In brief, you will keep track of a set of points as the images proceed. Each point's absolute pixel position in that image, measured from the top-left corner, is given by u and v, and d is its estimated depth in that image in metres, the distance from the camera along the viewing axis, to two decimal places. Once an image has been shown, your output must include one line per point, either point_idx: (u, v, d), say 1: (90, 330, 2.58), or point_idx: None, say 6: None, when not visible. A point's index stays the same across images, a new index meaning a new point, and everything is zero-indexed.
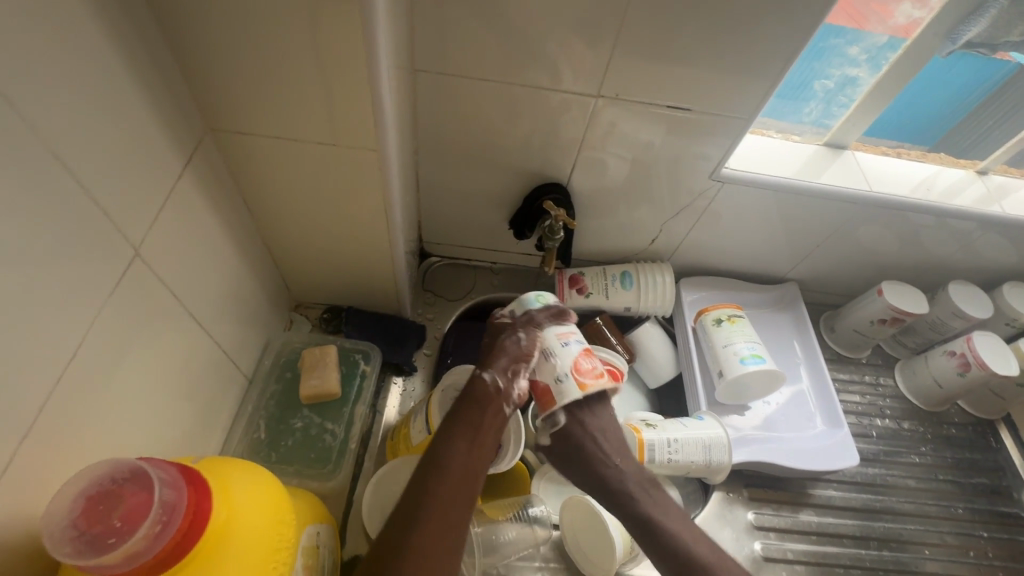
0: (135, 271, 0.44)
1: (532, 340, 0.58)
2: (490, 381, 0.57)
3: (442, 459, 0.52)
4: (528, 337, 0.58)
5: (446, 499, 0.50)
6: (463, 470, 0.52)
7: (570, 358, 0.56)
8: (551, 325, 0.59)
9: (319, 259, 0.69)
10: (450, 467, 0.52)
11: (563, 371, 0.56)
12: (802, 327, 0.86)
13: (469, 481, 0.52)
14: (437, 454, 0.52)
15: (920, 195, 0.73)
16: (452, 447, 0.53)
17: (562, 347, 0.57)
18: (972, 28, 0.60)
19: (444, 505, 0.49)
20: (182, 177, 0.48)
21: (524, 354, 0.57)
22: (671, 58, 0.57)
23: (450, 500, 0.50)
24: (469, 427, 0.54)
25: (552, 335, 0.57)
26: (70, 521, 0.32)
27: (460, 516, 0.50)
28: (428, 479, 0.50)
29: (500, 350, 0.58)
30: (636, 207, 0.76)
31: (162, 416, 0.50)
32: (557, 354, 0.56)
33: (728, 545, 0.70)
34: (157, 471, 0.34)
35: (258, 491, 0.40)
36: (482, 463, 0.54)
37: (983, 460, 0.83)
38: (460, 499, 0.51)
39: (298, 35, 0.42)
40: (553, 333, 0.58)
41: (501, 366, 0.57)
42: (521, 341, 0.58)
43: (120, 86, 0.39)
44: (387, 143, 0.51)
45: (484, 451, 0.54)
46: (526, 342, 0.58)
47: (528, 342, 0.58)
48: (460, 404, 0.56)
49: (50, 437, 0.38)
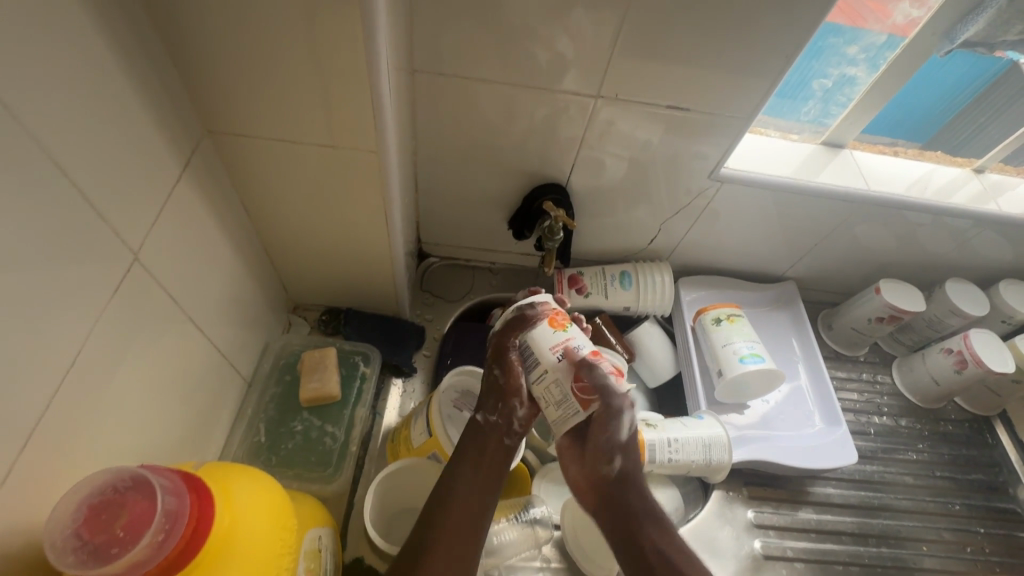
0: (133, 277, 0.43)
1: (510, 367, 0.57)
2: (484, 420, 0.58)
3: (447, 494, 0.54)
4: (503, 368, 0.57)
5: (453, 529, 0.52)
6: (468, 499, 0.54)
7: (569, 370, 0.53)
8: (531, 343, 0.55)
9: (318, 260, 0.68)
10: (455, 500, 0.53)
11: (562, 389, 0.53)
12: (800, 326, 0.86)
13: (477, 511, 0.54)
14: (444, 485, 0.54)
15: (918, 194, 0.73)
16: (455, 479, 0.54)
17: (555, 361, 0.53)
18: (969, 28, 0.61)
19: (450, 536, 0.51)
20: (181, 181, 0.47)
21: (508, 387, 0.57)
22: (670, 58, 0.56)
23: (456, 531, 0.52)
24: (472, 461, 0.56)
25: (544, 349, 0.54)
26: (73, 531, 0.31)
27: (468, 547, 0.52)
28: (433, 515, 0.52)
29: (489, 385, 0.59)
30: (635, 207, 0.76)
31: (162, 422, 0.50)
32: (552, 369, 0.53)
33: (728, 544, 0.71)
34: (159, 479, 0.34)
35: (261, 497, 0.39)
36: (487, 489, 0.55)
37: (979, 455, 0.84)
38: (469, 530, 0.52)
39: (298, 37, 0.42)
40: (534, 342, 0.55)
41: (491, 404, 0.58)
42: (500, 376, 0.57)
43: (117, 89, 0.39)
44: (387, 145, 0.51)
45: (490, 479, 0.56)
46: (506, 375, 0.57)
47: (506, 374, 0.57)
48: (463, 442, 0.57)
49: (51, 444, 0.37)
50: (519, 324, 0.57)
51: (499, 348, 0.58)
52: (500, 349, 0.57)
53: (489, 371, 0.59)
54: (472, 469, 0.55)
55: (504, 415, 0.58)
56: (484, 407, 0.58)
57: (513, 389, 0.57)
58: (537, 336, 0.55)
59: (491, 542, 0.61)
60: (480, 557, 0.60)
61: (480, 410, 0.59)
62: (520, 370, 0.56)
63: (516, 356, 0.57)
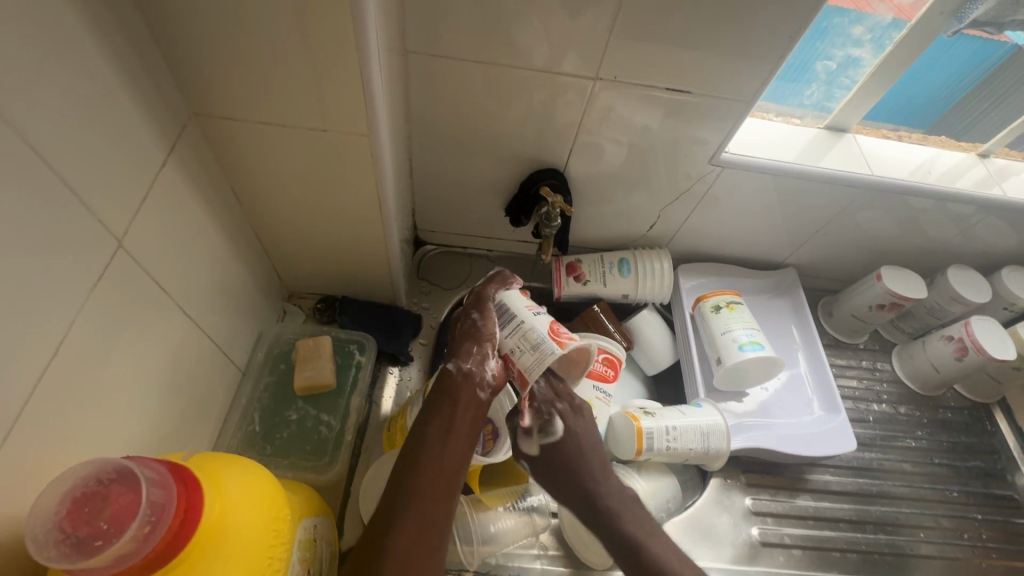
0: (119, 265, 0.42)
1: (487, 315, 0.57)
2: (456, 370, 0.56)
3: (416, 459, 0.53)
4: (481, 316, 0.57)
5: (421, 497, 0.51)
6: (438, 465, 0.53)
7: (543, 323, 0.54)
8: (508, 300, 0.57)
9: (311, 248, 0.67)
10: (424, 463, 0.53)
11: (540, 336, 0.53)
12: (800, 313, 0.85)
13: (446, 475, 0.53)
14: (412, 450, 0.53)
15: (919, 178, 0.72)
16: (423, 441, 0.54)
17: (532, 316, 0.55)
18: (978, 7, 0.60)
19: (420, 504, 0.51)
20: (166, 166, 0.46)
21: (483, 333, 0.56)
22: (669, 40, 0.55)
23: (428, 497, 0.51)
24: (442, 422, 0.55)
25: (522, 307, 0.56)
26: (56, 524, 0.31)
27: (440, 513, 0.51)
28: (404, 476, 0.52)
29: (462, 334, 0.58)
30: (633, 193, 0.74)
31: (153, 412, 0.49)
32: (529, 321, 0.54)
33: (726, 530, 0.71)
34: (144, 470, 0.33)
35: (252, 486, 0.39)
36: (457, 456, 0.54)
37: (977, 443, 0.84)
38: (436, 494, 0.52)
39: (284, 15, 0.41)
40: (510, 295, 0.58)
41: (466, 352, 0.56)
42: (478, 320, 0.57)
43: (95, 71, 0.37)
44: (379, 129, 0.50)
45: (459, 443, 0.55)
46: (482, 323, 0.57)
47: (484, 320, 0.57)
48: (432, 398, 0.56)
49: (39, 435, 0.37)
50: (502, 283, 0.60)
51: (479, 298, 0.59)
52: (478, 300, 0.59)
53: (466, 317, 0.58)
54: (439, 431, 0.54)
55: (477, 363, 0.56)
56: (456, 356, 0.56)
57: (488, 336, 0.56)
58: (512, 297, 0.57)
59: (488, 530, 0.60)
60: (476, 545, 0.60)
61: (454, 358, 0.57)
62: (495, 320, 0.57)
63: (494, 308, 0.58)
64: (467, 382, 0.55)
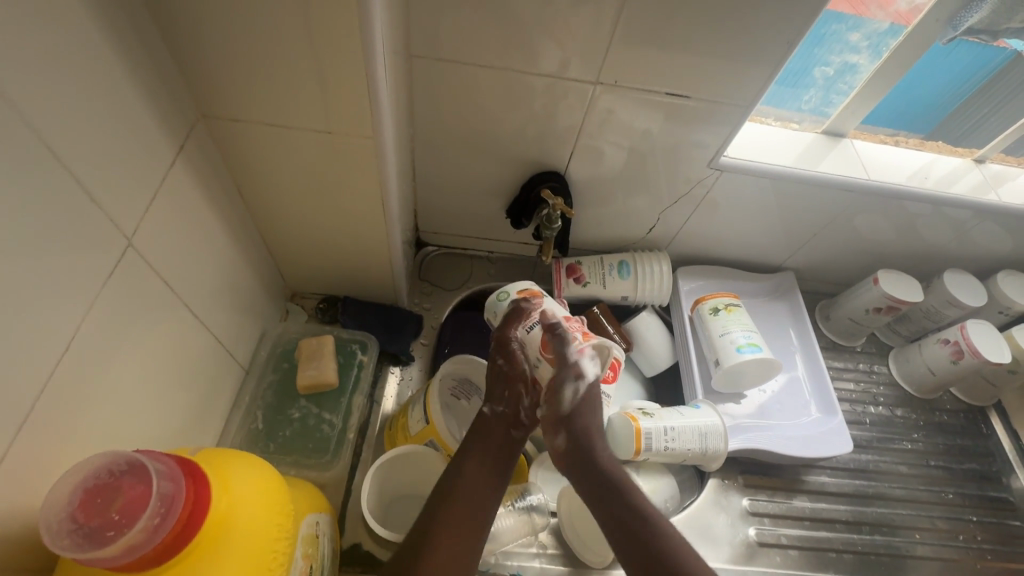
0: (128, 262, 0.43)
1: (511, 355, 0.64)
2: (491, 412, 0.63)
3: (451, 485, 0.56)
4: (506, 359, 0.64)
5: (454, 522, 0.54)
6: (472, 492, 0.57)
7: (542, 339, 0.63)
8: (521, 326, 0.64)
9: (314, 248, 0.68)
10: (458, 489, 0.56)
11: (536, 354, 0.63)
12: (798, 315, 0.86)
13: (479, 502, 0.56)
14: (447, 477, 0.57)
15: (916, 182, 0.73)
16: (458, 471, 0.57)
17: (532, 332, 0.63)
18: (973, 15, 0.61)
19: (455, 523, 0.54)
20: (174, 166, 0.47)
21: (511, 373, 0.64)
22: (670, 45, 0.56)
23: (462, 523, 0.54)
24: (478, 455, 0.59)
25: (526, 332, 0.64)
26: (68, 514, 0.32)
27: (473, 537, 0.54)
28: (439, 500, 0.55)
29: (493, 377, 0.64)
30: (633, 196, 0.75)
31: (159, 408, 0.50)
32: (531, 340, 0.63)
33: (723, 531, 0.71)
34: (154, 463, 0.34)
35: (258, 481, 0.40)
36: (491, 486, 0.58)
37: (973, 445, 0.84)
38: (470, 521, 0.55)
39: (292, 19, 0.41)
40: (532, 335, 0.63)
41: (497, 395, 0.64)
42: (504, 365, 0.64)
43: (106, 72, 0.38)
44: (384, 131, 0.51)
45: (493, 474, 0.59)
46: (508, 365, 0.64)
47: (508, 361, 0.64)
48: (469, 437, 0.61)
49: (48, 429, 0.37)
50: (517, 316, 0.65)
51: (500, 341, 0.64)
52: (502, 341, 0.64)
53: (494, 361, 0.64)
54: (475, 461, 0.58)
55: (511, 403, 0.64)
56: (492, 399, 0.63)
57: (517, 376, 0.64)
58: (525, 325, 0.64)
59: None
60: None
61: (488, 403, 0.64)
62: (522, 359, 0.64)
63: (517, 348, 0.64)
64: (501, 419, 0.63)
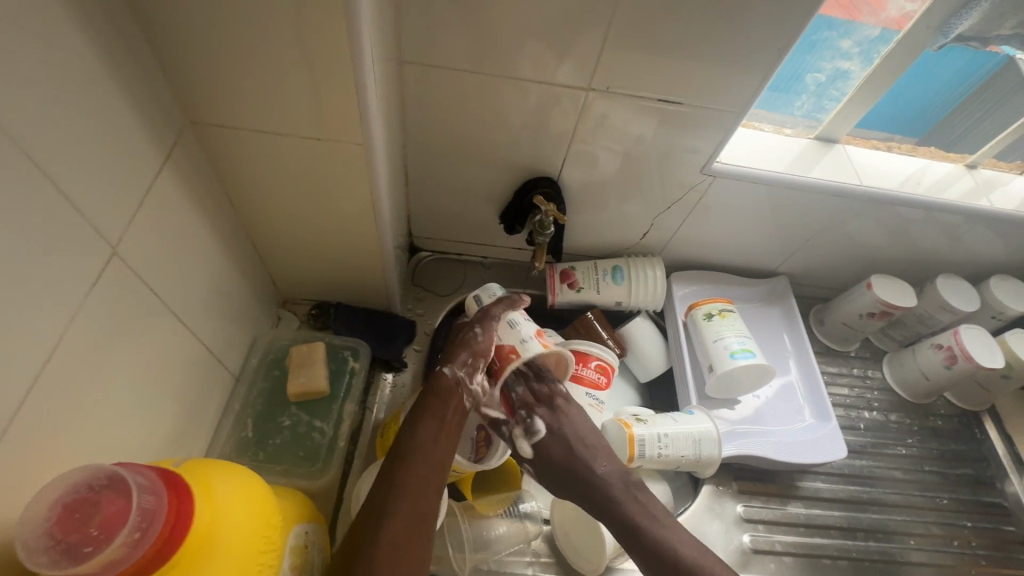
0: (113, 271, 0.42)
1: (489, 329, 0.61)
2: (450, 375, 0.59)
3: (406, 453, 0.54)
4: (483, 331, 0.61)
5: (409, 490, 0.52)
6: (427, 463, 0.55)
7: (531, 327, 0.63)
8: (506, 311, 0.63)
9: (306, 254, 0.68)
10: (414, 457, 0.54)
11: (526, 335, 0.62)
12: (791, 321, 0.86)
13: (431, 474, 0.54)
14: (404, 446, 0.55)
15: (909, 188, 0.72)
16: (414, 435, 0.55)
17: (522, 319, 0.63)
18: (963, 21, 0.61)
19: (412, 499, 0.52)
20: (161, 173, 0.47)
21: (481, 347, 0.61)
22: (661, 51, 0.56)
23: (414, 490, 0.53)
24: (434, 421, 0.56)
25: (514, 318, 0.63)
26: (45, 530, 0.31)
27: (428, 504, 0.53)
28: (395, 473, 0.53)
29: (461, 343, 0.61)
30: (627, 201, 0.75)
31: (146, 417, 0.49)
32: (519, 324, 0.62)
33: (717, 537, 0.71)
34: (134, 476, 0.33)
35: (244, 491, 0.39)
36: (445, 457, 0.56)
37: (968, 451, 0.84)
38: (425, 491, 0.53)
39: (280, 25, 0.41)
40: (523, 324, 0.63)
41: (461, 360, 0.60)
42: (479, 335, 0.61)
43: (91, 79, 0.38)
44: (373, 138, 0.50)
45: (449, 442, 0.56)
46: (483, 338, 0.61)
47: (485, 334, 0.61)
48: (423, 402, 0.58)
49: (31, 442, 0.37)
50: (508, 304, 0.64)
51: (485, 315, 0.63)
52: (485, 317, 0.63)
53: (466, 330, 0.62)
54: (431, 429, 0.56)
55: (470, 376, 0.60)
56: (452, 361, 0.60)
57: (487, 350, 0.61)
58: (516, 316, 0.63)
59: (481, 535, 0.60)
60: (469, 552, 0.60)
61: (448, 364, 0.60)
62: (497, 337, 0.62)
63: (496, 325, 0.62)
64: (460, 389, 0.59)
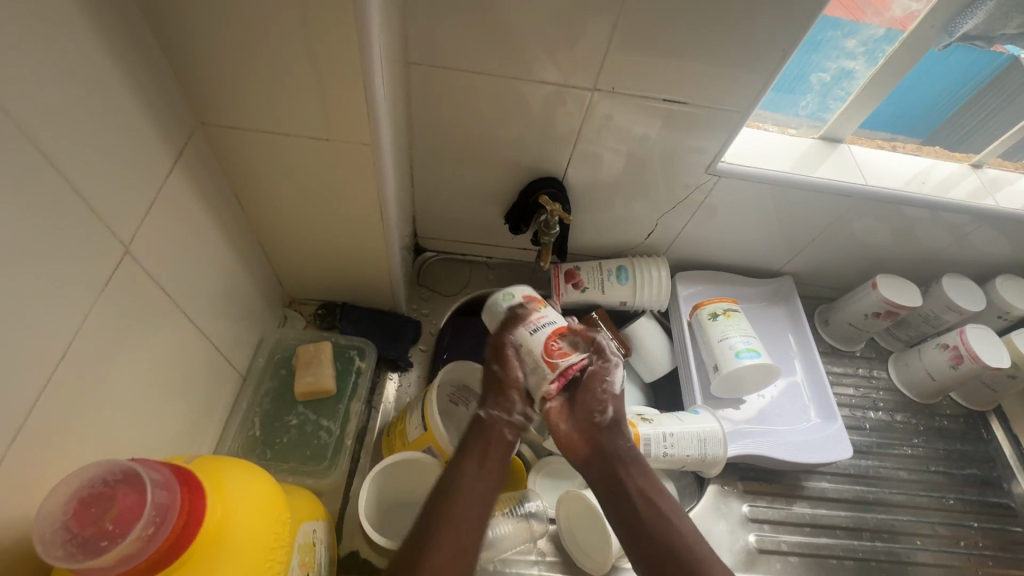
0: (125, 270, 0.43)
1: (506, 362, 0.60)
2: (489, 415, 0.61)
3: (451, 487, 0.55)
4: (501, 365, 0.61)
5: (453, 524, 0.53)
6: (472, 497, 0.55)
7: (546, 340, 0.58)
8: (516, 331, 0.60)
9: (312, 255, 0.68)
10: (459, 489, 0.55)
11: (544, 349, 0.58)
12: (796, 321, 0.86)
13: (479, 501, 0.55)
14: (447, 479, 0.56)
15: (914, 188, 0.72)
16: (458, 472, 0.56)
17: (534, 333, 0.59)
18: (969, 20, 0.61)
19: (455, 530, 0.52)
20: (172, 174, 0.47)
21: (505, 379, 0.61)
22: (666, 52, 0.56)
23: (461, 526, 0.53)
24: (477, 456, 0.58)
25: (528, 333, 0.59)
26: (62, 524, 0.31)
27: (472, 537, 0.53)
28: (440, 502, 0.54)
29: (488, 380, 0.62)
30: (632, 201, 0.75)
31: (156, 416, 0.50)
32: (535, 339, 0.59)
33: (723, 537, 0.71)
34: (149, 472, 0.34)
35: (255, 489, 0.40)
36: (490, 485, 0.57)
37: (974, 451, 0.84)
38: (471, 524, 0.54)
39: (289, 27, 0.42)
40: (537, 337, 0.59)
41: (493, 400, 0.61)
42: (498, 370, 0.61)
43: (103, 80, 0.38)
44: (381, 138, 0.51)
45: (495, 472, 0.58)
46: (502, 372, 0.61)
47: (503, 367, 0.61)
48: (468, 440, 0.59)
49: (44, 439, 0.37)
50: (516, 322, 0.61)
51: (498, 345, 0.61)
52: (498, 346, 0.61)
53: (489, 365, 0.62)
54: (475, 463, 0.57)
55: (505, 409, 0.61)
56: (486, 403, 0.62)
57: (511, 382, 0.61)
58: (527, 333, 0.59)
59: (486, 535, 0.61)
60: None
61: (484, 406, 0.62)
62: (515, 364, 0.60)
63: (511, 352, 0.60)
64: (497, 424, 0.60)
